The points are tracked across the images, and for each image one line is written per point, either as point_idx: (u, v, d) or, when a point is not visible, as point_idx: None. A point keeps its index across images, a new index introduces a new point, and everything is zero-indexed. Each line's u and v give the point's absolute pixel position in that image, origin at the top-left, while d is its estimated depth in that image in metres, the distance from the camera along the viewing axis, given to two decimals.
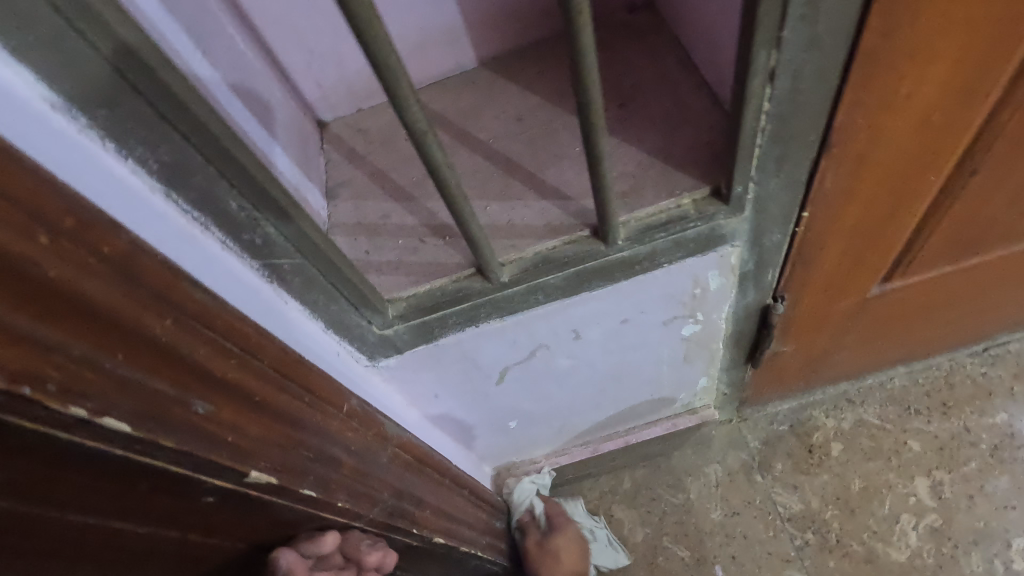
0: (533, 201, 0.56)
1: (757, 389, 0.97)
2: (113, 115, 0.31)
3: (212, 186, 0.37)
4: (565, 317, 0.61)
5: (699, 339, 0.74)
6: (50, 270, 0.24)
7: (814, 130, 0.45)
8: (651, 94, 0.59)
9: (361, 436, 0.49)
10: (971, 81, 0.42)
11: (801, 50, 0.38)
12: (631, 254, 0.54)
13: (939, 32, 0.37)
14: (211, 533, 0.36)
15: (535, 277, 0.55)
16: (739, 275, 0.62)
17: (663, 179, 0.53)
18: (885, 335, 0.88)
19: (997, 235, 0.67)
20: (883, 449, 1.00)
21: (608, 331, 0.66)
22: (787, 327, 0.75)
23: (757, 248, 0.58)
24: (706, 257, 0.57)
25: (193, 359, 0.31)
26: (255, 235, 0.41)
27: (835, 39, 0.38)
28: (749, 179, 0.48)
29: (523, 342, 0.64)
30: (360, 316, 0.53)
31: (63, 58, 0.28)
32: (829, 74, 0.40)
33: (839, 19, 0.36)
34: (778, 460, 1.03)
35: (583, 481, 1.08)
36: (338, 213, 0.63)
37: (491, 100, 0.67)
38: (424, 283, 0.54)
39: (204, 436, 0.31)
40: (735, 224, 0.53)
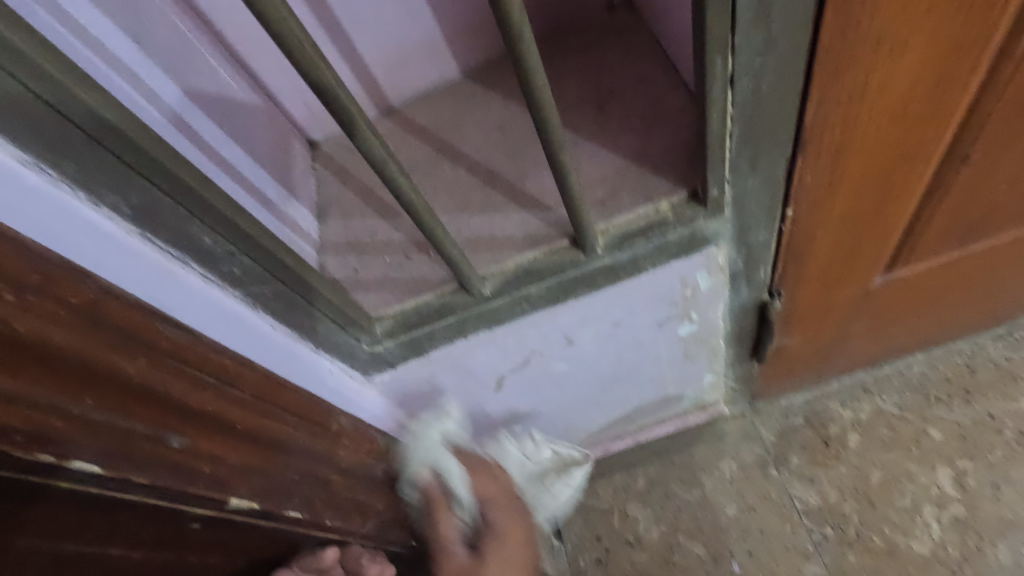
0: (513, 212, 0.56)
1: (767, 382, 0.96)
2: (81, 167, 0.33)
3: (184, 225, 0.38)
4: (555, 324, 0.61)
5: (697, 337, 0.73)
6: (18, 326, 0.26)
7: (784, 129, 0.44)
8: (631, 95, 0.58)
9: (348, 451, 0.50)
10: (944, 69, 0.41)
11: (757, 53, 0.38)
12: (613, 261, 0.54)
13: (900, 25, 0.37)
14: (209, 547, 0.39)
15: (518, 288, 0.55)
16: (729, 274, 0.61)
17: (641, 183, 0.53)
18: (897, 323, 0.86)
19: (1004, 218, 0.65)
20: (903, 439, 0.98)
21: (600, 335, 0.66)
22: (788, 321, 0.74)
23: (744, 247, 0.57)
24: (691, 258, 0.57)
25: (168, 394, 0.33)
26: (233, 266, 0.42)
27: (790, 41, 0.37)
28: (723, 181, 0.48)
29: (515, 350, 0.64)
30: (348, 334, 0.54)
31: (27, 120, 0.30)
32: (790, 75, 0.40)
33: (794, 20, 0.36)
34: (793, 453, 1.01)
35: (596, 480, 1.08)
36: (327, 232, 0.64)
37: (473, 110, 0.68)
38: (410, 300, 0.55)
39: (177, 469, 0.33)
40: (717, 225, 0.53)
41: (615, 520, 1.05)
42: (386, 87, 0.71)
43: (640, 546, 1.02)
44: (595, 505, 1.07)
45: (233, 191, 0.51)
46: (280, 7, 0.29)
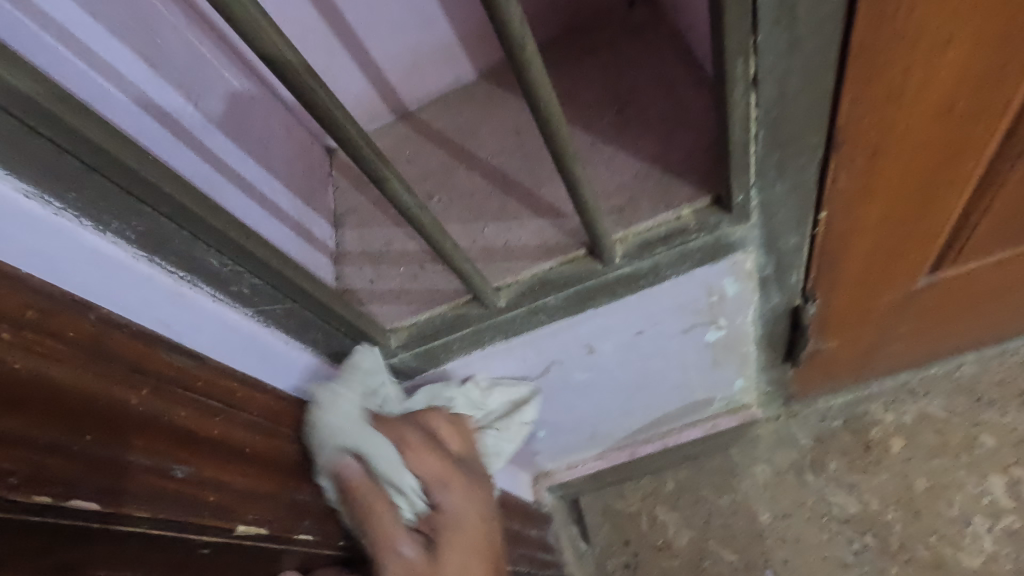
0: (529, 219, 0.55)
1: (803, 385, 0.91)
2: (84, 197, 0.33)
3: (191, 248, 0.38)
4: (574, 333, 0.60)
5: (725, 343, 0.70)
6: (15, 363, 0.26)
7: (813, 132, 0.41)
8: (651, 94, 0.55)
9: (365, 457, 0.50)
10: (996, 63, 0.37)
11: (782, 53, 0.35)
12: (632, 270, 0.52)
13: (946, 15, 0.33)
14: None
15: (534, 299, 0.54)
16: (758, 279, 0.58)
17: (661, 189, 0.50)
18: (944, 323, 0.80)
19: None
20: (951, 445, 0.92)
21: (622, 343, 0.64)
22: (823, 325, 0.70)
23: (774, 253, 0.54)
24: (716, 266, 0.54)
25: (173, 422, 0.33)
26: (242, 285, 0.42)
27: (819, 39, 0.34)
28: (748, 187, 0.45)
29: (534, 359, 0.63)
30: (363, 348, 0.54)
31: (27, 155, 0.30)
32: (819, 75, 0.37)
33: (821, 18, 0.33)
34: (832, 458, 0.97)
35: (624, 483, 1.06)
36: (344, 241, 0.63)
37: (489, 113, 0.66)
38: (424, 311, 0.55)
39: (182, 500, 0.32)
40: (743, 232, 0.50)
41: (644, 524, 1.02)
42: (401, 91, 0.70)
43: (669, 551, 0.99)
44: (623, 508, 1.05)
45: (246, 206, 0.51)
46: (271, 32, 0.28)
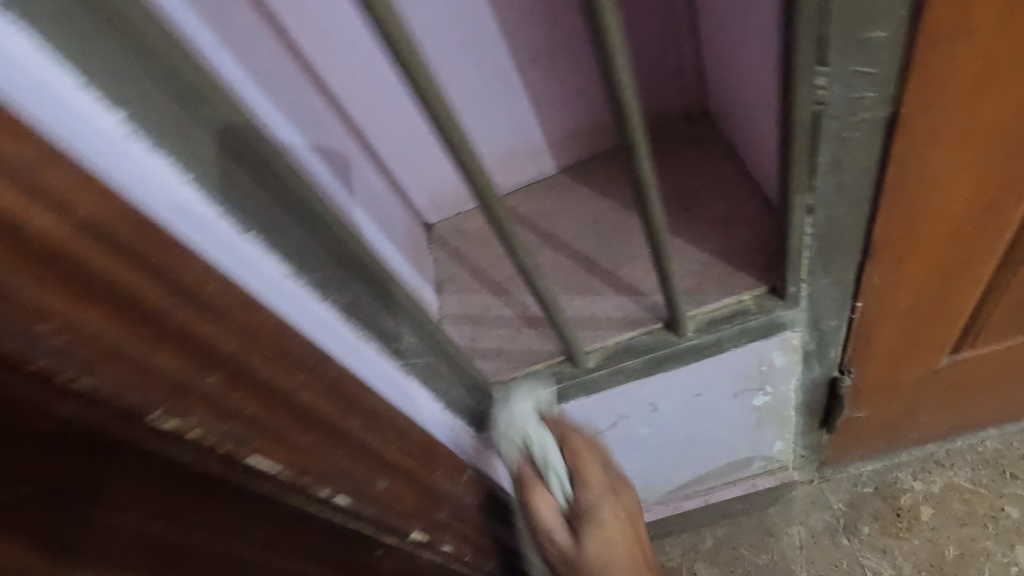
0: (611, 295, 0.66)
1: (835, 451, 0.99)
2: (321, 277, 0.45)
3: (376, 313, 0.51)
4: (643, 392, 0.70)
5: (769, 408, 0.80)
6: (302, 397, 0.37)
7: (854, 241, 0.52)
8: (712, 198, 0.67)
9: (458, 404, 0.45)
10: (994, 199, 0.50)
11: (832, 191, 0.47)
12: (699, 342, 0.63)
13: (953, 168, 0.45)
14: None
15: (617, 361, 0.65)
16: (802, 353, 0.68)
17: (725, 277, 0.62)
18: (966, 399, 0.89)
19: None
20: (978, 515, 0.99)
21: (681, 403, 0.74)
22: (858, 394, 0.79)
23: (817, 331, 0.65)
24: (768, 340, 0.64)
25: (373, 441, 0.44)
26: (402, 343, 0.54)
27: (861, 182, 0.46)
28: (800, 281, 0.56)
29: (605, 414, 0.73)
30: (472, 397, 0.65)
31: (297, 250, 0.42)
32: (860, 204, 0.48)
33: (862, 167, 0.45)
34: (864, 523, 1.03)
35: (664, 538, 1.12)
36: (445, 305, 0.75)
37: (569, 205, 0.78)
38: (522, 368, 0.66)
39: (378, 504, 0.44)
40: (794, 313, 0.61)
41: None
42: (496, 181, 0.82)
43: None
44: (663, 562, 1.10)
45: None
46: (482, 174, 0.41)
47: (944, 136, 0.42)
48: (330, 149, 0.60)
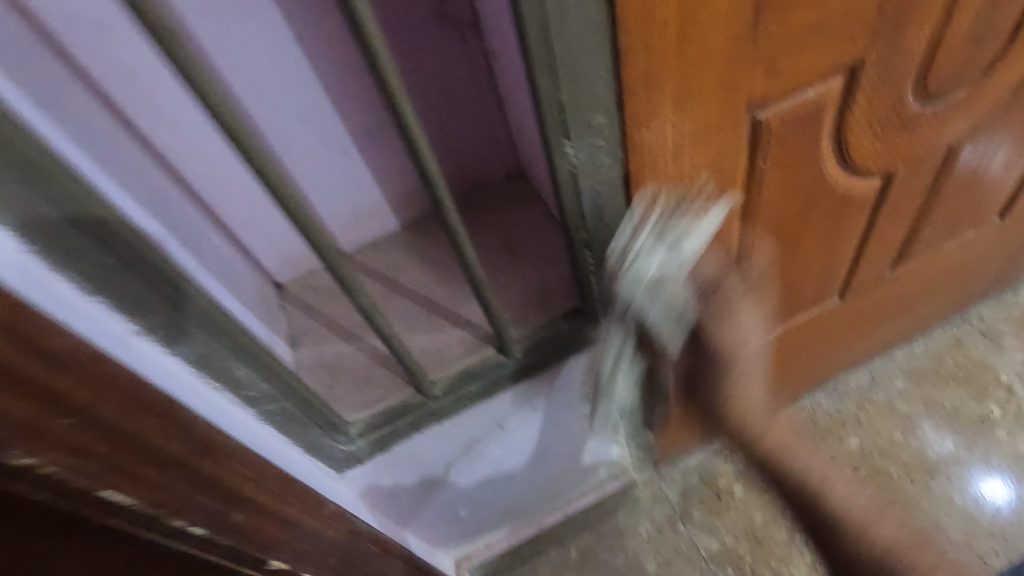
0: (452, 329, 0.76)
1: (664, 450, 1.17)
2: (166, 331, 0.49)
3: (227, 363, 0.54)
4: (490, 414, 0.81)
5: (599, 415, 0.94)
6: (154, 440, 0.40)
7: None
8: (530, 246, 0.79)
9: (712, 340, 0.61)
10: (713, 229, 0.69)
11: (599, 229, 0.62)
12: (528, 361, 0.74)
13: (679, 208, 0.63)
14: None
15: (460, 388, 0.73)
16: (612, 362, 0.83)
17: (541, 305, 0.75)
18: (750, 388, 1.12)
19: (792, 307, 0.94)
20: (774, 484, 1.20)
21: (524, 419, 0.86)
22: (666, 394, 0.97)
23: (619, 342, 0.80)
24: (581, 353, 0.79)
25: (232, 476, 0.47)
26: (255, 389, 0.58)
27: (617, 222, 0.62)
28: (593, 301, 0.71)
29: (460, 438, 0.82)
30: (330, 438, 0.69)
31: (139, 305, 0.46)
32: (621, 236, 0.64)
33: (617, 212, 0.61)
34: (694, 508, 1.21)
35: (536, 557, 1.20)
36: (302, 356, 0.79)
37: (412, 256, 0.85)
38: (376, 405, 0.72)
39: (239, 535, 0.47)
40: (596, 329, 0.76)
41: None
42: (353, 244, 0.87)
43: None
44: None
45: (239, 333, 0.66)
46: None
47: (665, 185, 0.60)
48: (172, 211, 0.63)
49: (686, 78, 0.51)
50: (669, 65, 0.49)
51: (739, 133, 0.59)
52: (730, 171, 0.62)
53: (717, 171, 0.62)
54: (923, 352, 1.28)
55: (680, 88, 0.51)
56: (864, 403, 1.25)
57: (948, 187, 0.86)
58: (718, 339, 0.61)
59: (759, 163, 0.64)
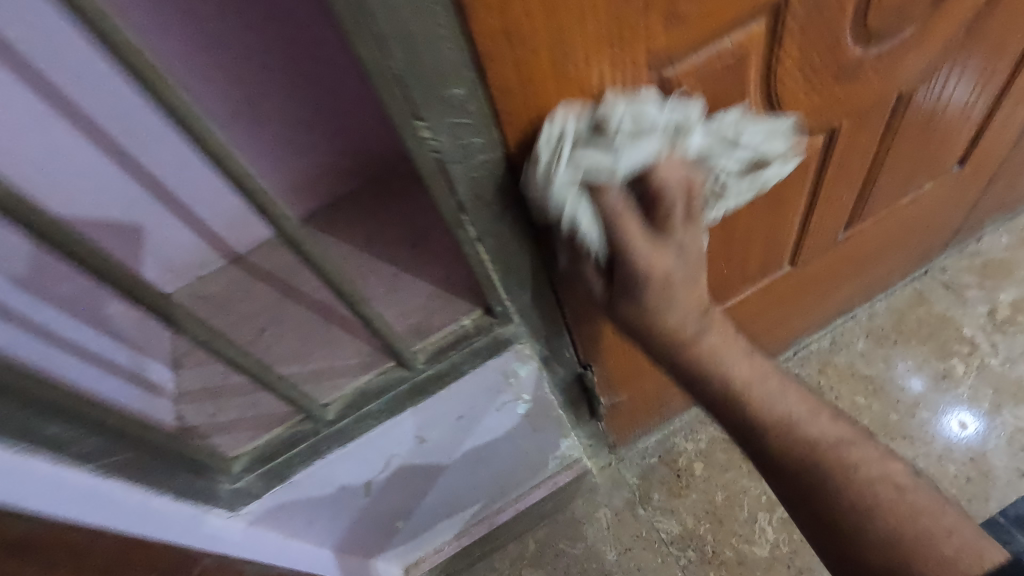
0: (348, 340, 0.66)
1: (619, 434, 1.10)
2: None
3: (29, 423, 0.44)
4: (402, 430, 0.71)
5: (536, 412, 0.86)
6: None
7: (534, 259, 0.59)
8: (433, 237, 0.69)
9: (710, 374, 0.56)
10: None
11: (488, 221, 0.52)
12: (435, 371, 0.65)
13: None
14: None
15: (359, 408, 0.64)
16: (540, 359, 0.75)
17: (449, 304, 0.66)
18: None
19: (738, 281, 0.85)
20: (735, 458, 1.15)
21: (449, 429, 0.77)
22: (609, 383, 0.89)
23: (543, 338, 0.71)
24: (502, 356, 0.70)
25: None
26: (82, 446, 0.48)
27: (510, 211, 0.52)
28: (503, 298, 0.61)
29: (375, 458, 0.73)
30: (206, 479, 0.60)
31: None
32: (519, 227, 0.54)
33: (507, 200, 0.51)
34: (654, 490, 1.15)
35: (493, 553, 1.15)
36: (182, 380, 0.70)
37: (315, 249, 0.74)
38: (263, 436, 0.63)
39: None
40: (512, 329, 0.66)
41: None
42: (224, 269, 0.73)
43: None
44: None
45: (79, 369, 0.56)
46: None
47: None
48: None
49: (563, 28, 0.40)
50: (535, 11, 0.38)
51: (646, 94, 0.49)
52: None
53: None
54: (886, 310, 1.22)
55: (556, 40, 0.41)
56: (826, 368, 1.18)
57: (901, 136, 0.77)
58: (710, 380, 0.56)
59: None
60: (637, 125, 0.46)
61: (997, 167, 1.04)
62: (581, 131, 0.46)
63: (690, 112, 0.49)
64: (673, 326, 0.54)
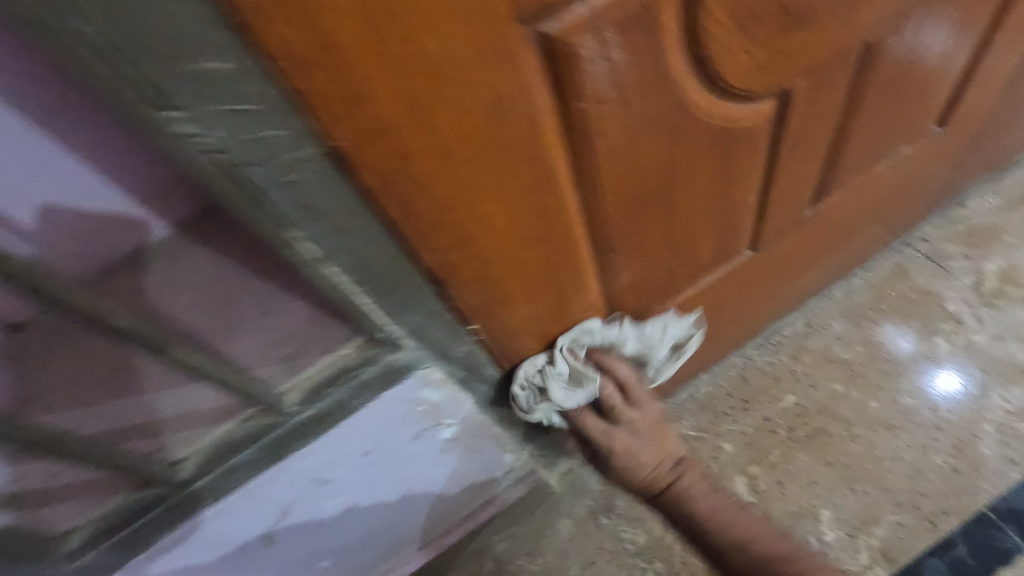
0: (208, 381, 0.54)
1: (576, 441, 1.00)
2: None
3: None
4: (292, 475, 0.60)
5: (466, 434, 0.76)
6: None
7: (414, 276, 0.47)
8: None
9: (681, 504, 0.81)
10: (532, 204, 0.47)
11: (333, 236, 0.40)
12: (315, 412, 0.54)
13: (457, 187, 0.42)
14: None
15: (222, 463, 0.53)
16: (455, 382, 0.64)
17: (328, 331, 0.55)
18: None
19: (688, 273, 0.74)
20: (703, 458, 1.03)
21: (355, 466, 0.66)
22: None
23: (453, 360, 0.60)
24: (403, 385, 0.59)
25: None
26: None
27: (360, 221, 0.40)
28: (383, 325, 0.51)
29: (264, 508, 0.62)
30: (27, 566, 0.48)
31: None
32: (381, 239, 0.42)
33: (351, 208, 0.39)
34: (618, 497, 1.06)
35: None
36: None
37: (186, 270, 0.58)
38: (106, 501, 0.52)
39: None
40: (406, 355, 0.55)
41: None
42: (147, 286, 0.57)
43: None
44: None
45: None
46: None
47: (415, 157, 0.38)
48: None
49: None
50: None
51: (518, 55, 0.36)
52: (527, 121, 0.41)
53: (505, 125, 0.40)
54: (864, 286, 1.11)
55: None
56: (800, 354, 1.08)
57: (870, 96, 0.66)
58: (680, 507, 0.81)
59: (574, 101, 0.42)
60: (579, 370, 0.68)
61: (981, 124, 0.93)
62: (549, 366, 0.66)
63: (623, 327, 0.72)
64: (670, 502, 0.81)
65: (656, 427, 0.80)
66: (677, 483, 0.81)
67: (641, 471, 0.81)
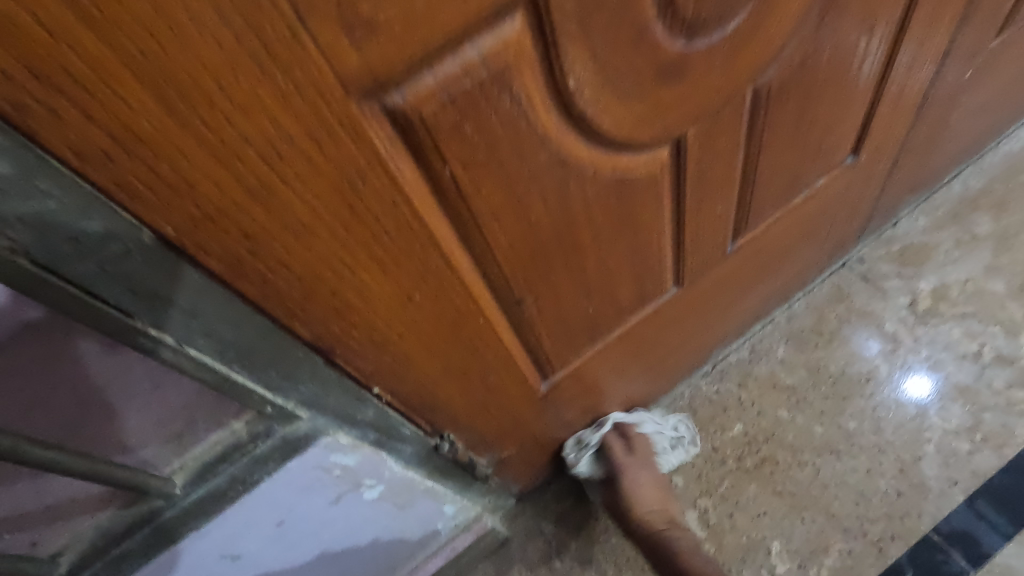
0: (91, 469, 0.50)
1: (522, 484, 0.97)
2: None
3: None
4: (194, 556, 0.57)
5: (393, 492, 0.73)
6: None
7: (294, 348, 0.45)
8: None
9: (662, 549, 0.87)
10: (415, 267, 0.46)
11: (186, 318, 0.38)
12: (207, 492, 0.53)
13: (323, 259, 0.40)
14: None
15: (99, 556, 0.50)
16: (367, 445, 0.61)
17: (219, 401, 0.52)
18: (604, 400, 0.93)
19: (612, 314, 0.73)
20: None
21: (266, 538, 0.63)
22: (482, 445, 0.76)
23: (360, 425, 0.58)
24: (308, 453, 0.56)
25: None
26: None
27: (215, 302, 0.38)
28: (268, 400, 0.49)
29: None
30: None
31: None
32: (245, 316, 0.41)
33: (201, 290, 0.37)
34: (572, 538, 1.03)
35: None
36: None
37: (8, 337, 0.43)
38: None
39: None
40: (302, 426, 0.53)
41: None
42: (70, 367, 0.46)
43: None
44: None
45: None
46: None
47: (265, 234, 0.36)
48: None
49: (152, 50, 0.26)
50: (76, 31, 0.24)
51: (365, 130, 0.35)
52: (391, 190, 0.39)
53: (365, 196, 0.39)
54: (805, 310, 1.11)
55: (147, 68, 0.27)
56: (745, 381, 1.08)
57: (773, 134, 0.66)
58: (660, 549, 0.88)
59: (440, 166, 0.41)
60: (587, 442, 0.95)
61: (898, 149, 0.95)
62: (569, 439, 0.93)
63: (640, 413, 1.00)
64: (651, 523, 0.91)
65: (649, 457, 0.96)
66: (667, 531, 0.89)
67: (641, 505, 0.92)
